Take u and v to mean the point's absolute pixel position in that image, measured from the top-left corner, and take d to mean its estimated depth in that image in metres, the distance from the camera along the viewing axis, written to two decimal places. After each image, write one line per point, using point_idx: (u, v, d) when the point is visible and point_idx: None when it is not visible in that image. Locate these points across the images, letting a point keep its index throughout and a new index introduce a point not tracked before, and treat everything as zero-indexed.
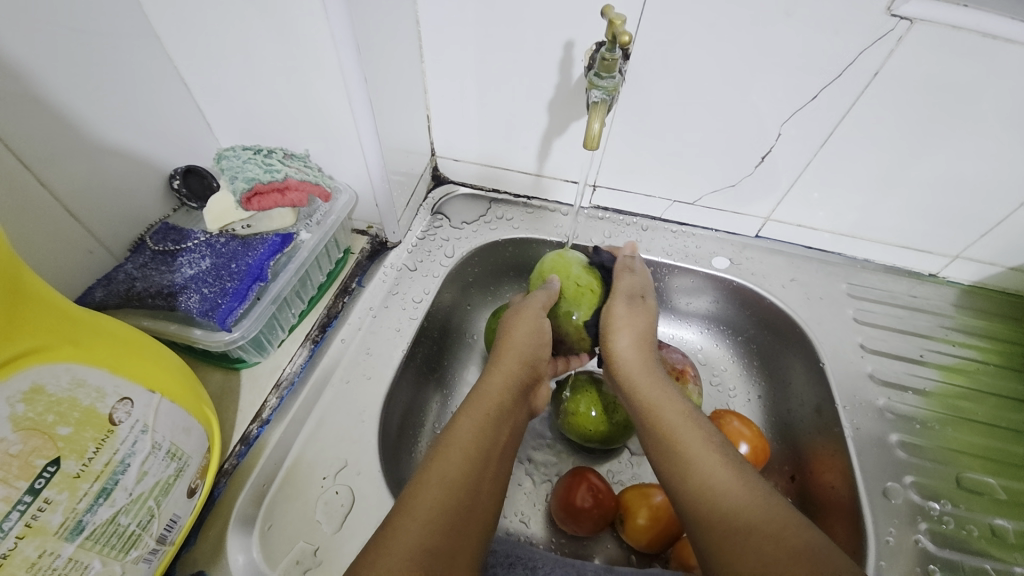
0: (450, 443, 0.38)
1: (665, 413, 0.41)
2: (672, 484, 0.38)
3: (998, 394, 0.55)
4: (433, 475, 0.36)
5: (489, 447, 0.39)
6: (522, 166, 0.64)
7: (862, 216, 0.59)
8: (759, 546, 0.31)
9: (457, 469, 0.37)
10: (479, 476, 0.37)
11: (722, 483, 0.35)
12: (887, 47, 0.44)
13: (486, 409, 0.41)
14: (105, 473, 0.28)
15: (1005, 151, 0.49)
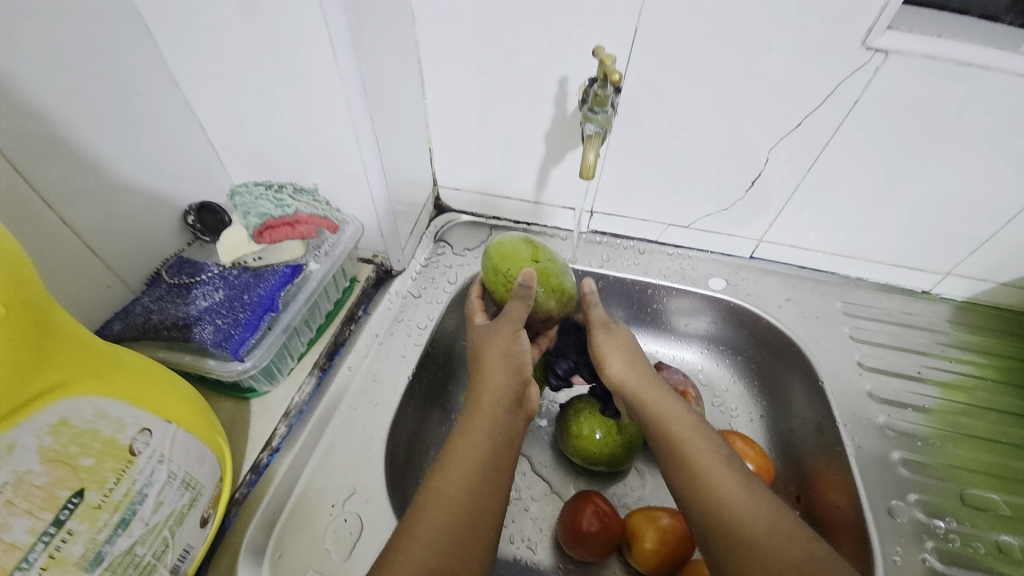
0: (450, 463, 0.38)
1: (673, 423, 0.44)
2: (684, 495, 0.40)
3: (998, 409, 0.56)
4: (434, 495, 0.36)
5: (491, 465, 0.39)
6: (521, 194, 0.66)
7: (852, 236, 0.61)
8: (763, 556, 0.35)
9: (456, 486, 0.37)
10: (479, 493, 0.37)
11: (728, 493, 0.38)
12: (866, 75, 0.47)
13: (480, 428, 0.41)
14: (124, 503, 0.28)
15: (985, 172, 0.51)
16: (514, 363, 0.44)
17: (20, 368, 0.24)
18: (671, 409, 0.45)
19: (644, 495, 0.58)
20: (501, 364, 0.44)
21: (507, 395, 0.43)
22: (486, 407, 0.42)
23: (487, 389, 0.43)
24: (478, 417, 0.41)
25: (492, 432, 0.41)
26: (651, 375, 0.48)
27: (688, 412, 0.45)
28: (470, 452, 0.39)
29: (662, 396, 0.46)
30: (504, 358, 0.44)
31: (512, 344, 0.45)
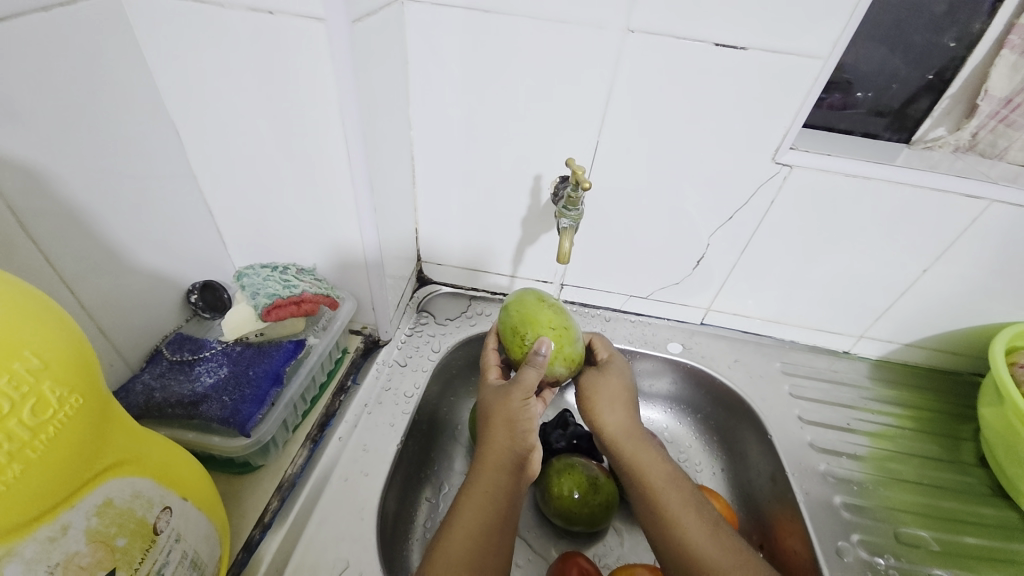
0: (454, 526, 0.42)
1: (650, 474, 0.50)
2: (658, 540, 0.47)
3: (917, 454, 0.65)
4: (439, 557, 0.40)
5: (495, 525, 0.43)
6: (498, 268, 0.73)
7: (782, 304, 0.71)
8: None
9: (459, 548, 0.41)
10: (486, 557, 0.41)
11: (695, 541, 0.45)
12: (778, 182, 0.58)
13: (483, 490, 0.44)
14: None
15: (878, 254, 0.63)
16: (516, 428, 0.46)
17: (89, 449, 0.25)
18: (652, 463, 0.51)
19: (623, 553, 0.61)
20: (506, 429, 0.46)
21: (511, 460, 0.45)
22: (490, 468, 0.45)
23: (490, 450, 0.45)
24: (482, 478, 0.44)
25: (496, 495, 0.44)
26: (637, 427, 0.53)
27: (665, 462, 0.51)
28: (474, 513, 0.42)
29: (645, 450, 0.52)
30: (508, 425, 0.46)
31: (519, 411, 0.46)
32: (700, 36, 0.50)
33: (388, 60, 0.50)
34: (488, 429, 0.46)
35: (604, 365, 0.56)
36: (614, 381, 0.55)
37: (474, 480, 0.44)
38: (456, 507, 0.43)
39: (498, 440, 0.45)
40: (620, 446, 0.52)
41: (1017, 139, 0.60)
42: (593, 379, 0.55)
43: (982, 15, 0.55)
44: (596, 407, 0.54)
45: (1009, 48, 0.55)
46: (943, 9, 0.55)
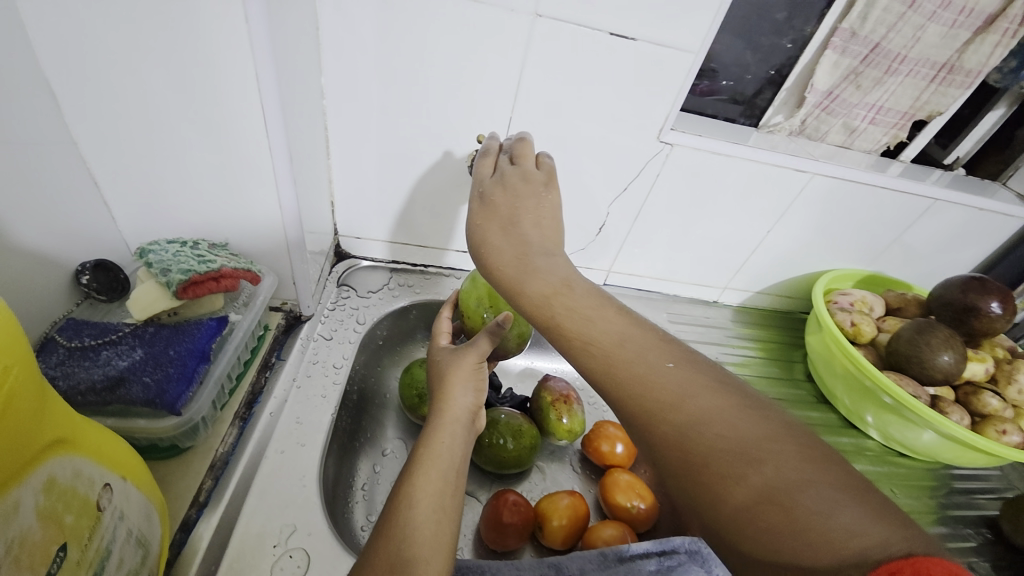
0: (413, 472, 0.45)
1: (572, 324, 0.42)
2: (612, 394, 0.38)
3: (766, 376, 0.81)
4: (402, 499, 0.43)
5: (452, 469, 0.47)
6: (419, 240, 0.75)
7: (667, 264, 0.84)
8: (698, 439, 0.33)
9: (424, 489, 0.44)
10: (445, 496, 0.44)
11: (651, 380, 0.36)
12: (663, 159, 0.68)
13: (440, 438, 0.48)
14: (96, 559, 0.29)
15: (737, 220, 0.77)
16: (471, 387, 0.53)
17: (31, 425, 0.25)
18: (612, 330, 0.40)
19: (545, 486, 0.70)
20: (460, 389, 0.53)
21: (466, 416, 0.51)
22: (448, 422, 0.50)
23: (449, 406, 0.51)
24: (441, 429, 0.49)
25: (452, 443, 0.48)
26: (531, 275, 0.46)
27: (586, 302, 0.43)
28: (432, 459, 0.46)
29: (530, 288, 0.45)
30: (466, 381, 0.53)
31: (475, 372, 0.55)
32: (599, 26, 0.56)
33: (299, 26, 0.49)
34: (448, 389, 0.53)
35: (487, 198, 0.52)
36: (499, 223, 0.50)
37: (434, 430, 0.49)
38: (412, 458, 0.47)
39: (459, 396, 0.52)
40: (512, 292, 0.46)
41: (833, 125, 0.77)
42: (488, 227, 0.50)
43: (812, 20, 0.70)
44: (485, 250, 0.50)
45: (832, 49, 0.70)
46: (783, 16, 0.69)
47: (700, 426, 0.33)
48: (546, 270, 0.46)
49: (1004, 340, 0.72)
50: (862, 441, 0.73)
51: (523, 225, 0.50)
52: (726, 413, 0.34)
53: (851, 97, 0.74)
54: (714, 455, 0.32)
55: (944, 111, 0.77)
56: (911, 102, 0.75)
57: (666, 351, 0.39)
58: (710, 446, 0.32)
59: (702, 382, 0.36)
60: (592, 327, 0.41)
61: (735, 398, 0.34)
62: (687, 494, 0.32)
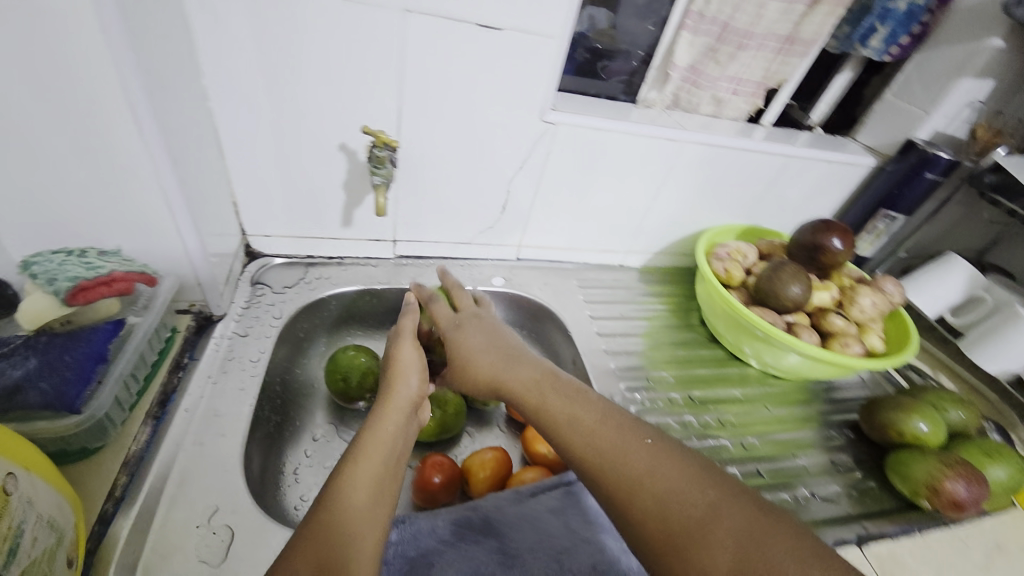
0: (360, 454, 0.46)
1: (556, 410, 0.52)
2: (595, 470, 0.46)
3: (667, 325, 0.91)
4: (345, 481, 0.44)
5: (395, 457, 0.48)
6: (331, 233, 0.78)
7: (571, 236, 0.91)
8: (677, 510, 0.40)
9: (370, 473, 0.45)
10: (385, 482, 0.46)
11: (632, 460, 0.45)
12: (548, 137, 0.75)
13: (388, 426, 0.50)
14: (11, 535, 0.32)
15: (625, 189, 0.85)
16: (412, 365, 0.58)
17: None
18: (592, 416, 0.50)
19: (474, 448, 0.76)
20: (405, 376, 0.56)
21: (409, 407, 0.54)
22: (393, 414, 0.52)
23: (393, 396, 0.54)
24: (386, 419, 0.51)
25: (398, 433, 0.50)
26: (519, 369, 0.57)
27: (566, 393, 0.53)
28: (378, 444, 0.48)
29: (519, 376, 0.57)
30: (409, 369, 0.57)
31: (416, 353, 0.60)
32: (466, 17, 0.61)
33: (167, 32, 0.50)
34: (395, 379, 0.56)
35: (460, 321, 0.64)
36: (475, 342, 0.62)
37: (380, 419, 0.51)
38: (360, 439, 0.48)
39: (403, 381, 0.56)
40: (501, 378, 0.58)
41: (703, 97, 0.86)
42: (463, 334, 0.63)
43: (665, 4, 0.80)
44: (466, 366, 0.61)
45: (686, 29, 0.79)
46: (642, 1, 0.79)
47: (673, 500, 0.41)
48: (524, 371, 0.57)
49: (855, 270, 0.83)
50: (745, 370, 0.84)
51: (501, 342, 0.62)
52: (694, 488, 0.41)
53: (712, 71, 0.84)
54: (694, 528, 0.39)
55: (790, 79, 0.88)
56: (763, 73, 0.85)
57: (637, 431, 0.48)
58: (684, 518, 0.40)
59: (669, 460, 0.44)
60: (577, 420, 0.50)
61: (698, 469, 0.43)
62: (658, 553, 0.40)
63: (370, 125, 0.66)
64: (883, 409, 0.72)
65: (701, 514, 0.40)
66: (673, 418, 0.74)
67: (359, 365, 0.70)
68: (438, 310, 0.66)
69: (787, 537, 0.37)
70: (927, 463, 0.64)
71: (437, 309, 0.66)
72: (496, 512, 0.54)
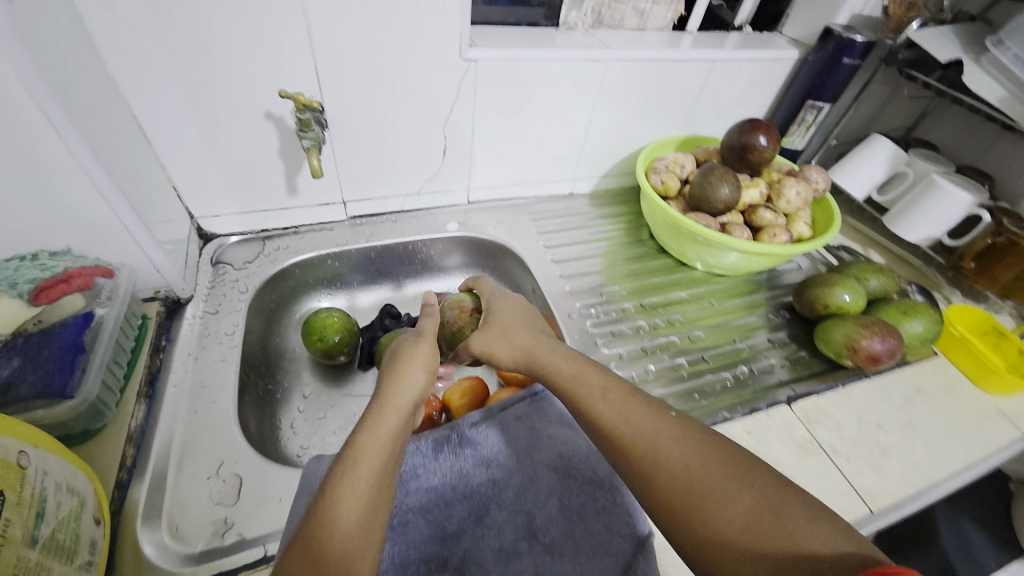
0: (359, 453, 0.45)
1: (606, 407, 0.49)
2: (642, 461, 0.45)
3: (618, 243, 0.96)
4: (343, 482, 0.42)
5: (394, 456, 0.46)
6: (280, 203, 0.80)
7: (517, 172, 0.93)
8: (719, 496, 0.40)
9: (367, 473, 0.43)
10: (383, 483, 0.44)
11: (680, 456, 0.44)
12: (474, 74, 0.75)
13: (387, 427, 0.48)
14: (35, 500, 0.37)
15: (560, 118, 0.87)
16: (427, 365, 0.57)
17: None
18: (633, 418, 0.48)
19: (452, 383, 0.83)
20: (414, 370, 0.55)
21: (411, 404, 0.52)
22: (394, 412, 0.50)
23: (395, 395, 0.52)
24: (387, 419, 0.49)
25: (396, 432, 0.48)
26: (589, 373, 0.53)
27: (602, 382, 0.52)
28: (378, 443, 0.46)
29: (589, 382, 0.52)
30: (422, 366, 0.56)
31: (433, 355, 0.58)
32: None
33: (57, 21, 0.49)
34: (401, 376, 0.54)
35: (497, 317, 0.63)
36: (507, 341, 0.60)
37: (379, 418, 0.49)
38: (359, 439, 0.46)
39: (411, 375, 0.54)
40: (551, 373, 0.55)
41: (624, 11, 0.87)
42: (489, 335, 0.61)
43: None
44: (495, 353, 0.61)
45: None
46: None
47: (715, 489, 0.41)
48: (589, 375, 0.53)
49: (785, 164, 0.88)
50: (689, 274, 0.91)
51: (541, 335, 0.60)
52: (736, 478, 0.41)
53: None
54: (734, 513, 0.39)
55: None
56: None
57: (686, 427, 0.47)
58: (724, 504, 0.40)
59: (714, 454, 0.44)
60: (626, 412, 0.48)
61: (738, 460, 0.43)
62: (683, 531, 0.41)
63: (286, 89, 0.66)
64: (810, 287, 0.79)
65: (742, 495, 0.40)
66: (627, 325, 0.80)
67: (329, 322, 0.75)
68: (486, 286, 0.69)
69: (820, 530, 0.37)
70: (847, 326, 0.71)
71: (485, 284, 0.69)
72: (472, 427, 0.59)
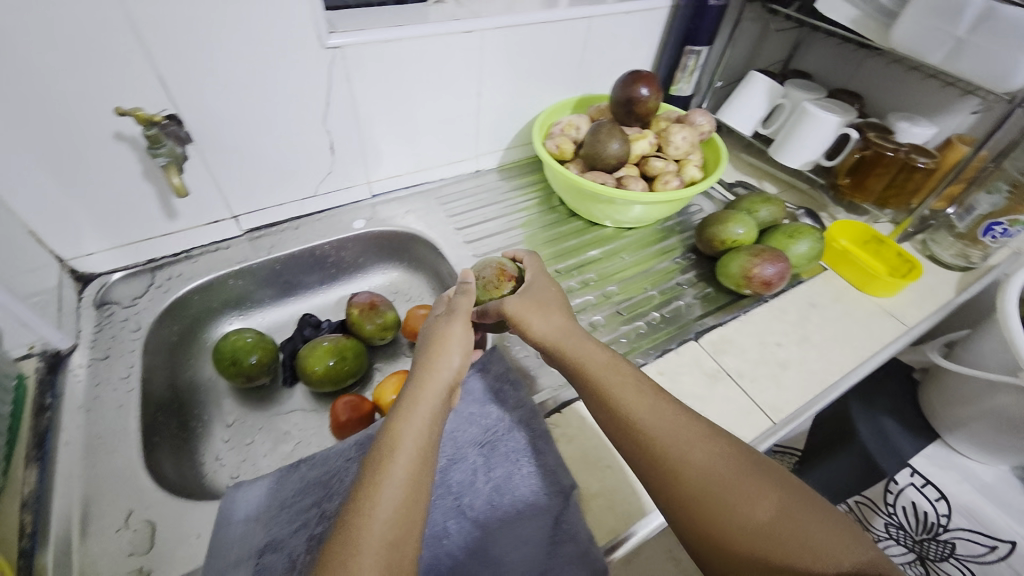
0: (398, 447, 0.45)
1: (637, 403, 0.52)
2: (668, 452, 0.48)
3: (528, 213, 0.97)
4: (384, 474, 0.43)
5: (431, 443, 0.47)
6: (163, 229, 0.75)
7: (416, 158, 0.91)
8: (729, 493, 0.44)
9: (406, 463, 0.44)
10: (422, 475, 0.44)
11: (702, 456, 0.47)
12: (341, 63, 0.71)
13: (423, 414, 0.49)
14: None
15: (447, 97, 0.85)
16: (463, 347, 0.56)
17: None
18: (664, 415, 0.50)
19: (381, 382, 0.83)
20: (451, 351, 0.55)
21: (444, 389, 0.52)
22: (431, 396, 0.50)
23: (428, 380, 0.52)
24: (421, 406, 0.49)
25: (432, 419, 0.49)
26: (619, 371, 0.55)
27: (636, 382, 0.54)
28: (415, 432, 0.47)
29: (621, 380, 0.54)
30: (455, 347, 0.56)
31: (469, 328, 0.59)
32: None
33: None
34: (438, 357, 0.54)
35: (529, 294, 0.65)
36: (543, 321, 0.61)
37: (415, 404, 0.49)
38: (397, 429, 0.47)
39: (447, 354, 0.55)
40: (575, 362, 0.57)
41: None
42: (528, 312, 0.62)
43: None
44: (531, 326, 0.62)
45: None
46: None
47: (732, 490, 0.45)
48: (627, 374, 0.55)
49: (673, 111, 0.91)
50: (597, 234, 0.93)
51: (570, 318, 0.62)
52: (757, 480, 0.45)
53: None
54: (749, 513, 0.43)
55: None
56: None
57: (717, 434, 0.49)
58: (739, 503, 0.44)
59: (738, 458, 0.47)
60: (653, 408, 0.51)
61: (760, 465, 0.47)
62: (698, 524, 0.44)
63: (130, 107, 0.61)
64: (707, 226, 0.83)
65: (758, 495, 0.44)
66: None
67: (240, 344, 0.73)
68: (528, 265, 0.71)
69: (824, 530, 0.42)
70: (740, 257, 0.76)
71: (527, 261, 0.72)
72: None
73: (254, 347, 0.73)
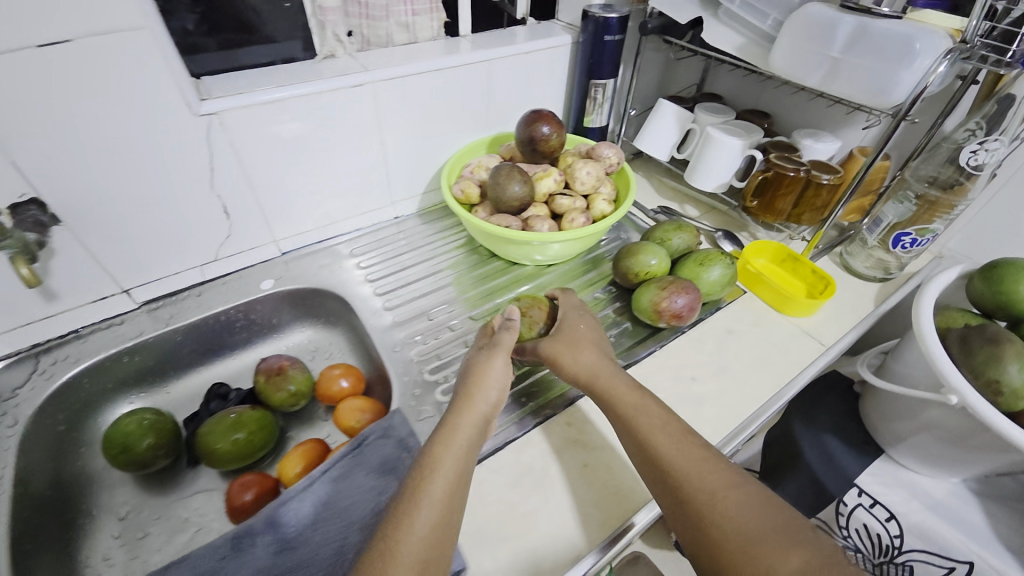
0: (429, 484, 0.48)
1: (662, 443, 0.54)
2: (692, 492, 0.50)
3: (444, 257, 0.94)
4: (413, 511, 0.46)
5: (460, 479, 0.50)
6: (45, 313, 0.70)
7: (325, 211, 0.89)
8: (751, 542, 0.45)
9: (433, 504, 0.47)
10: (446, 518, 0.47)
11: (728, 503, 0.48)
12: (219, 128, 0.69)
13: (457, 450, 0.52)
14: None
15: (347, 149, 0.83)
16: (498, 384, 0.59)
17: None
18: (688, 455, 0.52)
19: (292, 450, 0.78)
20: (488, 385, 0.58)
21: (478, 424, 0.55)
22: (463, 432, 0.54)
23: (461, 420, 0.55)
24: (455, 441, 0.52)
25: (461, 456, 0.52)
26: (648, 411, 0.57)
27: (669, 422, 0.56)
28: (446, 472, 0.50)
29: (651, 422, 0.56)
30: (490, 382, 0.59)
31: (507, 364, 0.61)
32: (19, 40, 0.52)
33: None
34: (474, 391, 0.57)
35: (563, 335, 0.66)
36: (573, 358, 0.63)
37: (449, 437, 0.53)
38: (431, 466, 0.50)
39: (483, 389, 0.58)
40: (608, 401, 0.59)
41: (388, 27, 0.84)
42: (564, 350, 0.64)
43: None
44: (564, 366, 0.63)
45: None
46: None
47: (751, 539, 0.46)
48: (661, 417, 0.56)
49: (583, 144, 0.90)
50: (515, 273, 0.91)
51: (604, 357, 0.64)
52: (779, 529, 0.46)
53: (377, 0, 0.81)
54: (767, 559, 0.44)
55: None
56: None
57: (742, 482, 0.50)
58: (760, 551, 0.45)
59: (762, 508, 0.48)
60: (682, 449, 0.53)
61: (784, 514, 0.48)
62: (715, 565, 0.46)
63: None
64: (620, 260, 0.82)
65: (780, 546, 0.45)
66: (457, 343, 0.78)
67: (131, 429, 0.67)
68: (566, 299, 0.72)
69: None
70: (650, 292, 0.74)
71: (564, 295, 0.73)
72: (285, 505, 0.56)
73: (148, 429, 0.68)
